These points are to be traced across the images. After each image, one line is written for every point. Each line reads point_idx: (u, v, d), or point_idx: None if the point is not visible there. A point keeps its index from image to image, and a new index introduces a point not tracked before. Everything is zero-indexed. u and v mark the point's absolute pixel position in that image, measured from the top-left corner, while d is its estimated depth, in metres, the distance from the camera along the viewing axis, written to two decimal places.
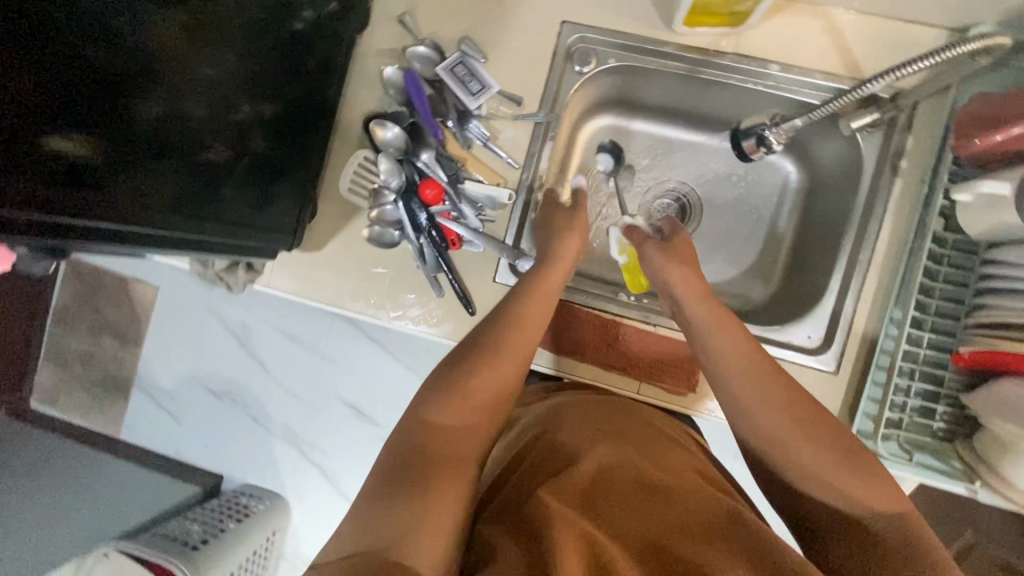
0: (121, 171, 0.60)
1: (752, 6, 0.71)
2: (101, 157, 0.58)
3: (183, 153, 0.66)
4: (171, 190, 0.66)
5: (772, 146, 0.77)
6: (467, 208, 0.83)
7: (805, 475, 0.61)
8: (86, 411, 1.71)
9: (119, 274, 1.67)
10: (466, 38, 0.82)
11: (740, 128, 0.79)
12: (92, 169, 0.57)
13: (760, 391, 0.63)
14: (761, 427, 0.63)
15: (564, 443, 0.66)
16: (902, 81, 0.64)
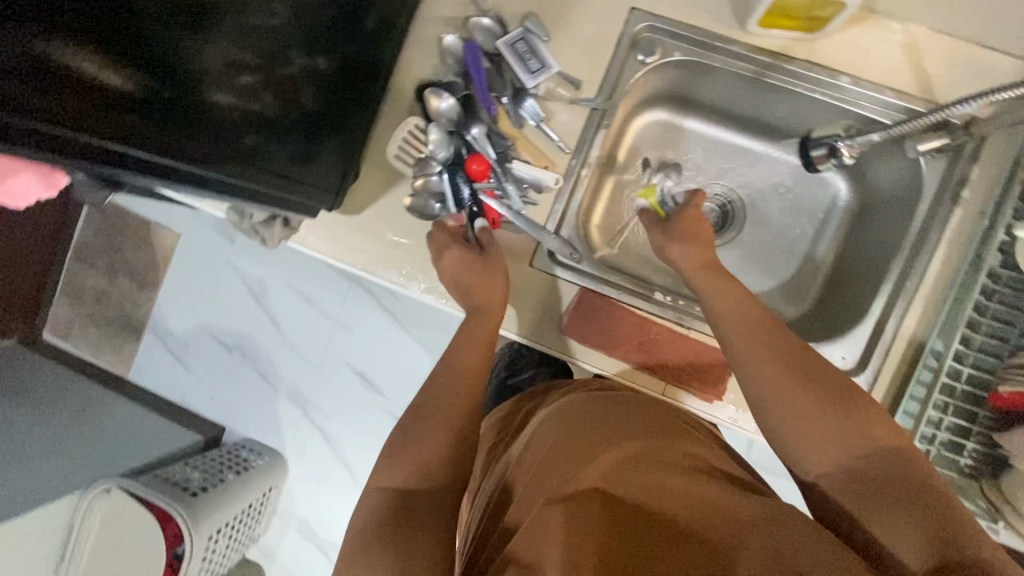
0: (166, 113, 0.56)
1: (834, 12, 0.70)
2: (149, 96, 0.54)
3: (234, 104, 0.63)
4: (223, 142, 0.64)
5: (843, 158, 0.79)
6: (513, 188, 0.81)
7: (825, 468, 0.58)
8: (96, 348, 1.72)
9: (144, 217, 1.68)
10: (530, 15, 0.80)
11: (812, 138, 0.81)
12: (137, 108, 0.53)
13: (776, 386, 0.61)
14: (773, 412, 0.61)
15: (582, 434, 0.64)
16: (965, 102, 0.64)
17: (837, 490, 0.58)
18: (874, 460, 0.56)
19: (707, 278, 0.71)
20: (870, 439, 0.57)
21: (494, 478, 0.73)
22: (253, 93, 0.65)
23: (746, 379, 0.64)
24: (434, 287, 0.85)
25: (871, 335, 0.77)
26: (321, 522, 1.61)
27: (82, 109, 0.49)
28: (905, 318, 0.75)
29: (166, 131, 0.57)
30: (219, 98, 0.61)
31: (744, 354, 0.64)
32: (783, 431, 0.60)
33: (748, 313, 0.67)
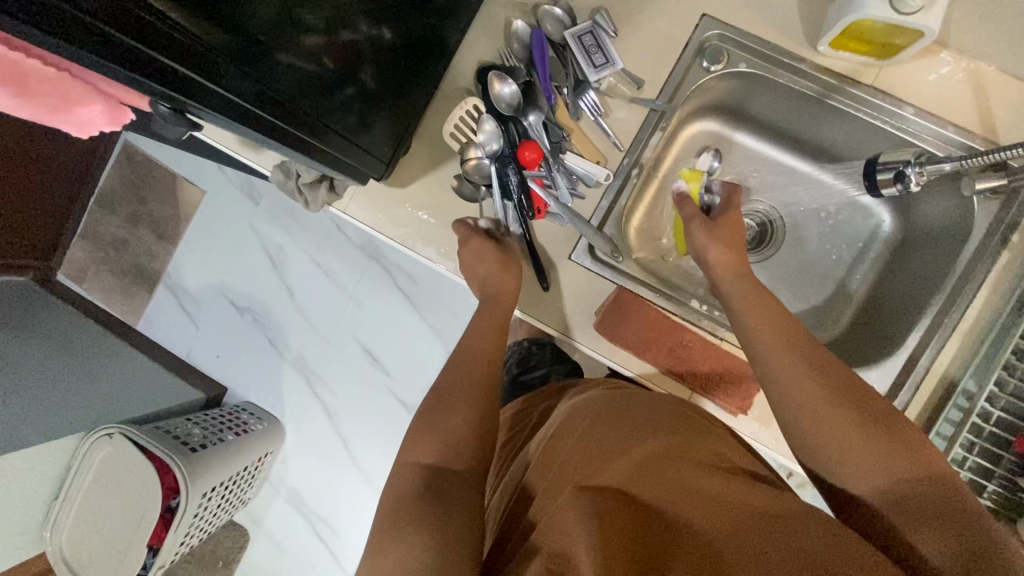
0: (237, 62, 0.55)
1: (909, 41, 0.70)
2: (223, 43, 0.53)
3: (294, 63, 0.62)
4: (283, 90, 0.62)
5: (909, 186, 0.75)
6: (562, 179, 0.82)
7: (850, 473, 0.57)
8: (109, 295, 1.73)
9: (172, 170, 1.68)
10: (601, 9, 0.80)
11: (878, 160, 0.78)
12: (215, 54, 0.52)
13: (804, 398, 0.60)
14: (801, 432, 0.60)
15: (605, 431, 0.64)
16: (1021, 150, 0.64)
17: (864, 494, 0.56)
18: (902, 466, 0.55)
19: (745, 290, 0.71)
20: (899, 448, 0.55)
21: (515, 470, 0.72)
22: (315, 51, 0.64)
23: (773, 389, 0.63)
24: None
25: (901, 367, 0.77)
26: (312, 494, 1.61)
27: (157, 25, 0.46)
28: (940, 354, 0.75)
29: (240, 75, 0.56)
30: (282, 47, 0.60)
31: (773, 365, 0.63)
32: (812, 441, 0.59)
33: (777, 324, 0.66)
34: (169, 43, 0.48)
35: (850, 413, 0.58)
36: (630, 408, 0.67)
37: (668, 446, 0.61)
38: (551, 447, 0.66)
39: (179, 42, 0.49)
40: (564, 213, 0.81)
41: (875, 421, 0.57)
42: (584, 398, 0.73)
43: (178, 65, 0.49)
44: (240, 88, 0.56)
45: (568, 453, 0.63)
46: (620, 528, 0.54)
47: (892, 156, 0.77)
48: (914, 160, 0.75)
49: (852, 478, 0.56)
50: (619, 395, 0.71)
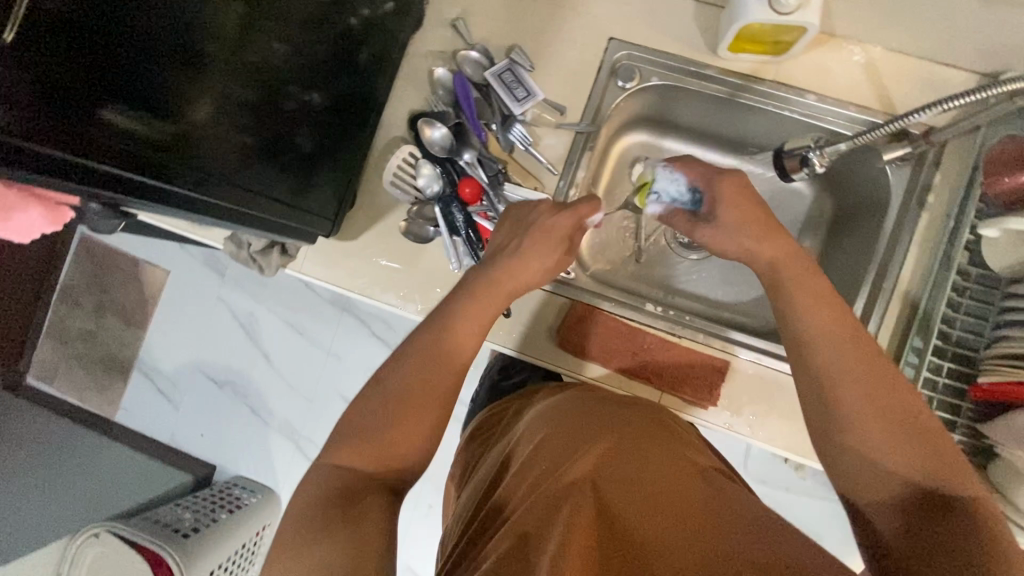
0: (178, 151, 0.59)
1: (796, 37, 0.75)
2: (164, 136, 0.57)
3: (236, 141, 0.66)
4: (222, 167, 0.65)
5: (814, 169, 0.78)
6: (505, 209, 0.85)
7: (857, 472, 0.53)
8: (82, 390, 1.69)
9: (133, 255, 1.67)
10: (515, 47, 0.85)
11: (785, 147, 0.80)
12: (156, 147, 0.57)
13: (842, 384, 0.54)
14: (828, 380, 0.55)
15: (576, 427, 0.65)
16: (913, 116, 0.69)
17: (859, 484, 0.53)
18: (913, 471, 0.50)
19: None
20: (918, 455, 0.51)
21: (487, 467, 0.72)
22: (253, 126, 0.67)
23: (805, 367, 0.57)
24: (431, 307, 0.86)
25: None
26: None
27: (90, 134, 0.50)
28: (885, 317, 0.79)
29: (182, 163, 0.60)
30: (217, 122, 0.62)
31: (816, 342, 0.57)
32: (834, 426, 0.54)
33: (822, 303, 0.58)
34: (105, 148, 0.52)
35: (881, 408, 0.53)
36: (599, 408, 0.68)
37: (630, 446, 0.62)
38: (519, 457, 0.66)
39: (114, 145, 0.52)
40: None
41: (904, 422, 0.52)
42: (552, 401, 0.73)
43: (112, 165, 0.52)
44: (179, 176, 0.59)
45: (538, 450, 0.63)
46: (587, 531, 0.53)
47: (796, 144, 0.79)
48: (814, 144, 0.77)
49: (852, 472, 0.54)
50: (586, 395, 0.73)
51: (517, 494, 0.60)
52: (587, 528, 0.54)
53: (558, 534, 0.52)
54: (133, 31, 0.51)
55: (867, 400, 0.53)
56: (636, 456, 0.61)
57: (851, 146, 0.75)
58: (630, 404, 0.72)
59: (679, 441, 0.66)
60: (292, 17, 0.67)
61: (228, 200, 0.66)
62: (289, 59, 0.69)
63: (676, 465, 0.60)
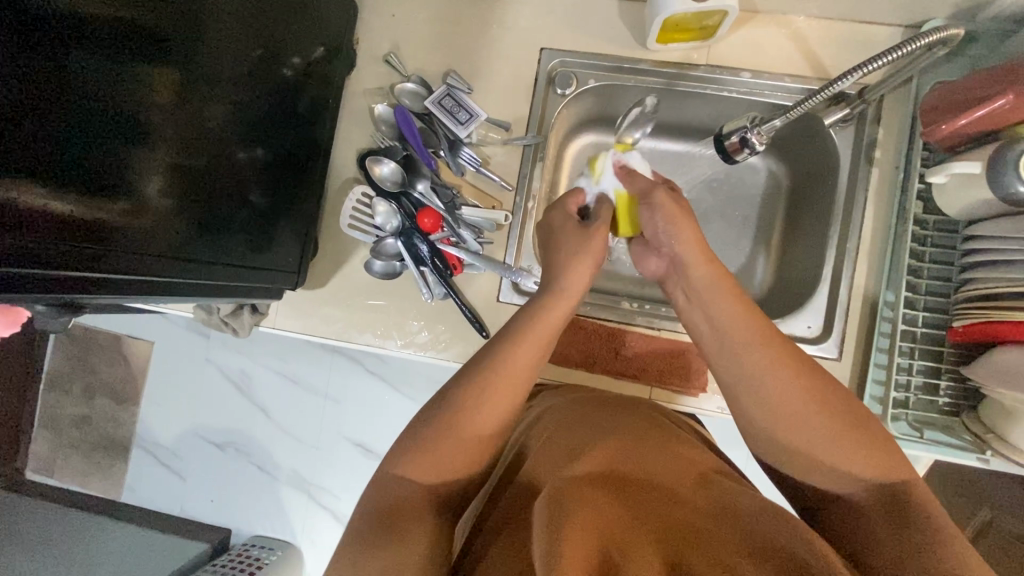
0: (127, 228, 0.58)
1: (720, 19, 0.76)
2: (111, 215, 0.56)
3: (184, 211, 0.65)
4: (173, 237, 0.64)
5: (755, 148, 0.78)
6: (467, 233, 0.85)
7: (793, 452, 0.58)
8: (85, 476, 1.67)
9: (113, 332, 1.65)
10: (450, 72, 0.86)
11: (722, 130, 0.80)
12: (102, 228, 0.55)
13: (758, 364, 0.60)
14: (763, 392, 0.59)
15: (573, 435, 0.64)
16: (841, 82, 0.68)
17: (814, 454, 0.56)
18: (834, 440, 0.55)
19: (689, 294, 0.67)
20: (851, 437, 0.55)
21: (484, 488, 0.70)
22: (197, 190, 0.66)
23: (726, 357, 0.62)
24: (411, 340, 0.85)
25: (828, 299, 0.81)
26: None
27: (21, 233, 0.48)
28: (855, 275, 0.80)
29: (131, 238, 0.58)
30: (161, 193, 0.61)
31: (740, 355, 0.61)
32: (746, 398, 0.60)
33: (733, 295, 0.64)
34: (39, 247, 0.50)
35: (820, 415, 0.56)
36: (593, 416, 0.68)
37: (631, 453, 0.61)
38: (519, 470, 0.63)
39: (60, 230, 0.51)
40: (478, 262, 0.83)
41: (833, 409, 0.56)
42: (546, 409, 0.72)
43: (42, 264, 0.50)
44: (120, 261, 0.58)
45: (534, 463, 0.62)
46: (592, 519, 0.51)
47: (731, 124, 0.79)
48: (750, 122, 0.77)
49: (813, 466, 0.56)
50: (578, 403, 0.72)
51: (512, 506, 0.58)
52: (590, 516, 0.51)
53: (565, 516, 0.49)
54: (68, 111, 0.50)
55: (805, 411, 0.57)
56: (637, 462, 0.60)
57: (786, 121, 0.75)
58: (629, 411, 0.71)
59: (674, 439, 0.66)
60: (227, 79, 0.67)
61: (165, 269, 0.63)
62: (228, 119, 0.68)
63: (675, 469, 0.60)
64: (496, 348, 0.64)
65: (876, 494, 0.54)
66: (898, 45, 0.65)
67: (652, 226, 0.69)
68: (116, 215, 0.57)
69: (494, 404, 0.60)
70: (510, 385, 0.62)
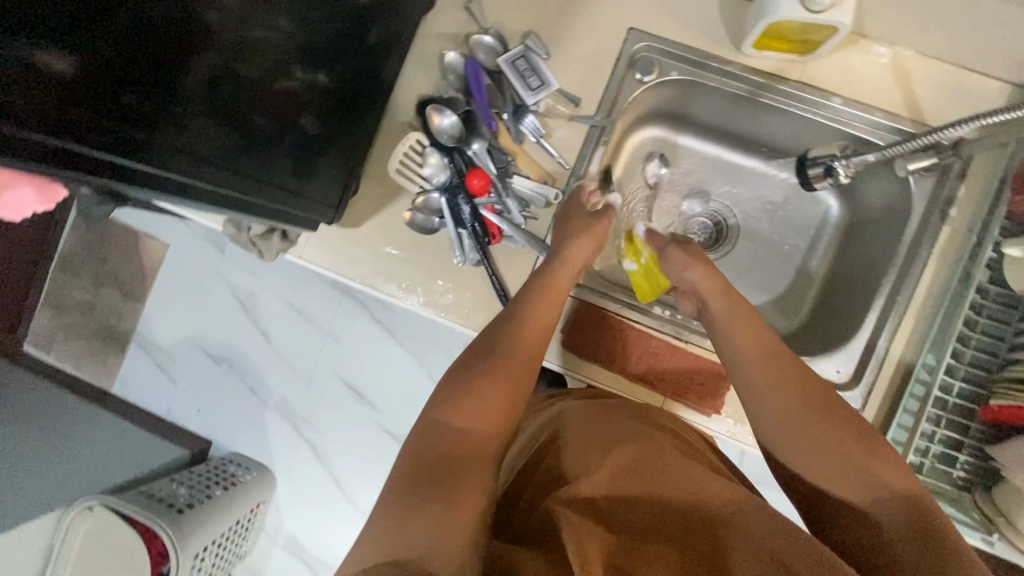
0: (168, 126, 0.56)
1: (826, 35, 0.72)
2: (155, 108, 0.54)
3: (230, 122, 0.62)
4: (217, 147, 0.62)
5: (839, 177, 0.80)
6: (513, 203, 0.82)
7: (806, 460, 0.61)
8: (80, 360, 1.68)
9: (131, 226, 1.64)
10: (530, 33, 0.82)
11: (810, 155, 0.82)
12: (143, 119, 0.54)
13: (782, 407, 0.62)
14: (773, 402, 0.63)
15: (596, 438, 0.67)
16: (948, 129, 0.65)
17: (829, 460, 0.59)
18: (861, 482, 0.57)
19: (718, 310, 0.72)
20: (863, 449, 0.58)
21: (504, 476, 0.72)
22: (248, 104, 0.64)
23: (745, 384, 0.66)
24: (434, 300, 0.84)
25: (864, 349, 0.79)
26: (310, 539, 1.59)
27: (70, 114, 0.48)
28: (898, 331, 0.77)
29: (168, 137, 0.57)
30: (211, 99, 0.59)
31: (744, 362, 0.67)
32: (774, 446, 0.63)
33: (759, 332, 0.68)
34: (77, 120, 0.49)
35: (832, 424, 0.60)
36: (618, 419, 0.70)
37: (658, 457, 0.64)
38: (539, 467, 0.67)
39: (99, 115, 0.50)
40: (518, 235, 0.81)
41: (843, 422, 0.60)
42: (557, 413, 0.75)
43: (80, 139, 0.49)
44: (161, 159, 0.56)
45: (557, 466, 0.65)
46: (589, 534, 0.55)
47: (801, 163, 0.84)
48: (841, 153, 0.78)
49: (829, 473, 0.59)
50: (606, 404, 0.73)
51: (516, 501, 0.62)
52: (585, 530, 0.56)
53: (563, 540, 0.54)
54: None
55: (809, 415, 0.61)
56: (656, 464, 0.63)
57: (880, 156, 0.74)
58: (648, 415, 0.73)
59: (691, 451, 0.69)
60: None
61: (220, 184, 0.63)
62: (294, 36, 0.65)
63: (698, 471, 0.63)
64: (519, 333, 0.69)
65: (905, 523, 0.55)
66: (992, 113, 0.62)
67: (674, 269, 0.79)
68: (161, 111, 0.55)
69: (502, 375, 0.65)
70: (526, 369, 0.67)
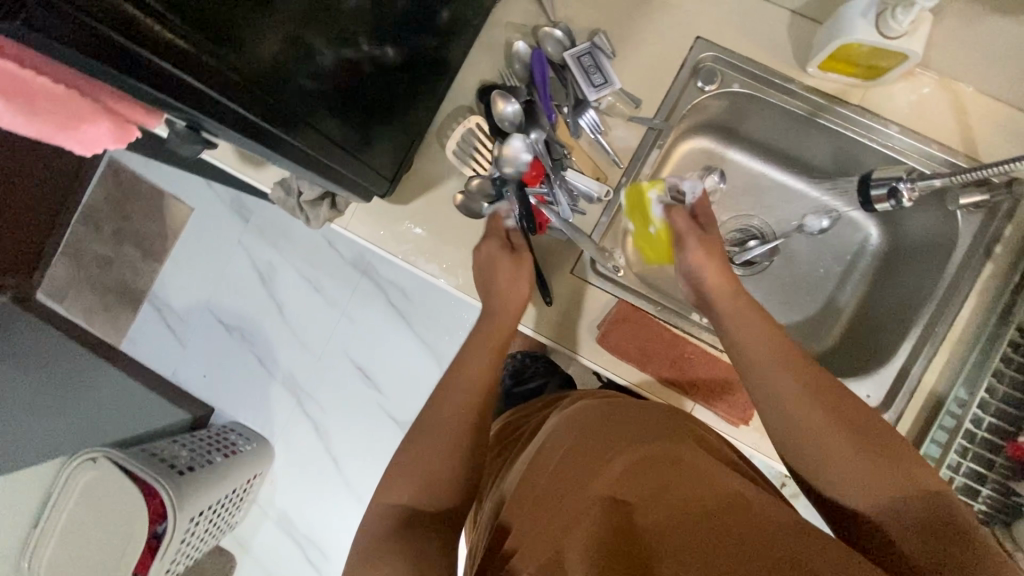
0: (250, 72, 0.54)
1: (893, 63, 0.73)
2: (236, 54, 0.52)
3: (299, 80, 0.60)
4: (287, 103, 0.60)
5: (901, 202, 0.78)
6: (564, 196, 0.83)
7: (815, 464, 0.61)
8: (91, 313, 1.67)
9: (160, 186, 1.65)
10: (599, 31, 0.83)
11: (872, 176, 0.81)
12: (226, 64, 0.51)
13: (802, 425, 0.61)
14: (782, 401, 0.63)
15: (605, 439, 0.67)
16: (1008, 164, 0.66)
17: (832, 463, 0.59)
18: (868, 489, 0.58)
19: (730, 303, 0.72)
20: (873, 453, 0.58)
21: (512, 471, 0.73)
22: (318, 66, 0.62)
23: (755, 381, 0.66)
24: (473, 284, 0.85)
25: (896, 376, 0.80)
26: (301, 516, 1.58)
27: (156, 31, 0.44)
28: (932, 362, 0.78)
29: (249, 83, 0.54)
30: (279, 56, 0.57)
31: (752, 358, 0.67)
32: (787, 448, 0.63)
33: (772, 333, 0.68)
34: (166, 50, 0.45)
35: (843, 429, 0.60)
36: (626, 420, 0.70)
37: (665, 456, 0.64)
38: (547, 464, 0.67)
39: (187, 50, 0.47)
40: (566, 228, 0.82)
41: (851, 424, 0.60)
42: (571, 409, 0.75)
43: (167, 61, 0.45)
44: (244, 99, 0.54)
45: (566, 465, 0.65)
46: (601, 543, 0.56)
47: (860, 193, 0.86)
48: (908, 175, 0.77)
49: (837, 481, 0.60)
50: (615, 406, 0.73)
51: (528, 493, 0.63)
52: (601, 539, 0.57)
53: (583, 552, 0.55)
54: None
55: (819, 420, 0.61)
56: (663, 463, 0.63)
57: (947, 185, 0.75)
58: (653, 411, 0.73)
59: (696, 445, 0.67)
60: None
61: (298, 141, 0.62)
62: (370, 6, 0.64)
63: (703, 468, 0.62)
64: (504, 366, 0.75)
65: (917, 527, 0.55)
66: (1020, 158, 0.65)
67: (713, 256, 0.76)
68: (242, 59, 0.52)
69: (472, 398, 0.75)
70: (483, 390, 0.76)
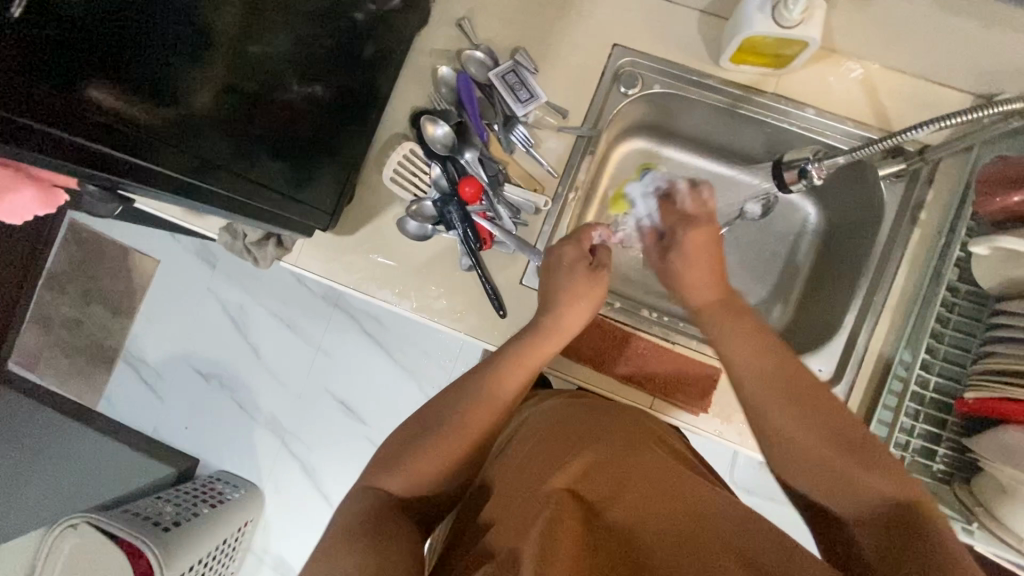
0: (176, 134, 0.56)
1: (797, 50, 0.76)
2: (158, 118, 0.54)
3: (228, 133, 0.62)
4: (218, 154, 0.61)
5: (812, 180, 0.80)
6: (504, 210, 0.85)
7: (786, 449, 0.62)
8: (64, 378, 1.65)
9: (123, 243, 1.64)
10: (520, 49, 0.86)
11: (784, 159, 0.83)
12: (149, 132, 0.53)
13: (784, 416, 0.63)
14: (761, 392, 0.65)
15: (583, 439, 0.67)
16: (909, 132, 0.69)
17: (806, 452, 0.61)
18: (836, 482, 0.59)
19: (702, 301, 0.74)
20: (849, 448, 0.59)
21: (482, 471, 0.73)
22: (248, 115, 0.64)
23: (737, 373, 0.67)
24: (427, 305, 0.86)
25: (844, 348, 0.82)
26: (297, 558, 1.56)
27: (74, 106, 0.47)
28: (876, 329, 0.80)
29: (175, 142, 0.56)
30: (211, 111, 0.59)
31: (735, 357, 0.68)
32: (762, 433, 0.64)
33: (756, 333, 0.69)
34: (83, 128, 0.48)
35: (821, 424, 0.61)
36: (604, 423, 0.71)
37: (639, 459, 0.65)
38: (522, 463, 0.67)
39: (103, 121, 0.49)
40: (510, 240, 0.83)
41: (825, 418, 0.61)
42: (542, 410, 0.76)
43: (81, 137, 0.48)
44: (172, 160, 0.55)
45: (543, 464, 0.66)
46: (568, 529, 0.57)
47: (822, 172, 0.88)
48: (814, 155, 0.80)
49: (806, 468, 0.61)
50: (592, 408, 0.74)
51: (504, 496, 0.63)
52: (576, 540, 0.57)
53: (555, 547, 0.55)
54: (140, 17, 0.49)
55: (800, 415, 0.62)
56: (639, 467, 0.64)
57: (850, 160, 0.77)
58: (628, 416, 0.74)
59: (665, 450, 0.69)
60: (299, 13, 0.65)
61: (235, 192, 0.63)
62: (294, 52, 0.66)
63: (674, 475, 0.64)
64: (510, 370, 0.72)
65: (885, 515, 0.57)
66: (952, 116, 0.65)
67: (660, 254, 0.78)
68: (164, 123, 0.54)
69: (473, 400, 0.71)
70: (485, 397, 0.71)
